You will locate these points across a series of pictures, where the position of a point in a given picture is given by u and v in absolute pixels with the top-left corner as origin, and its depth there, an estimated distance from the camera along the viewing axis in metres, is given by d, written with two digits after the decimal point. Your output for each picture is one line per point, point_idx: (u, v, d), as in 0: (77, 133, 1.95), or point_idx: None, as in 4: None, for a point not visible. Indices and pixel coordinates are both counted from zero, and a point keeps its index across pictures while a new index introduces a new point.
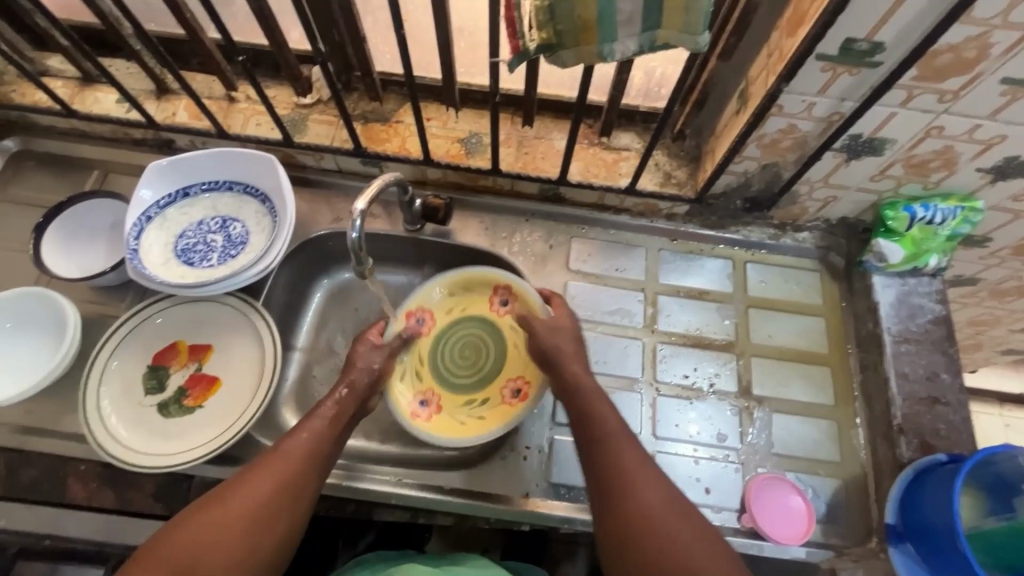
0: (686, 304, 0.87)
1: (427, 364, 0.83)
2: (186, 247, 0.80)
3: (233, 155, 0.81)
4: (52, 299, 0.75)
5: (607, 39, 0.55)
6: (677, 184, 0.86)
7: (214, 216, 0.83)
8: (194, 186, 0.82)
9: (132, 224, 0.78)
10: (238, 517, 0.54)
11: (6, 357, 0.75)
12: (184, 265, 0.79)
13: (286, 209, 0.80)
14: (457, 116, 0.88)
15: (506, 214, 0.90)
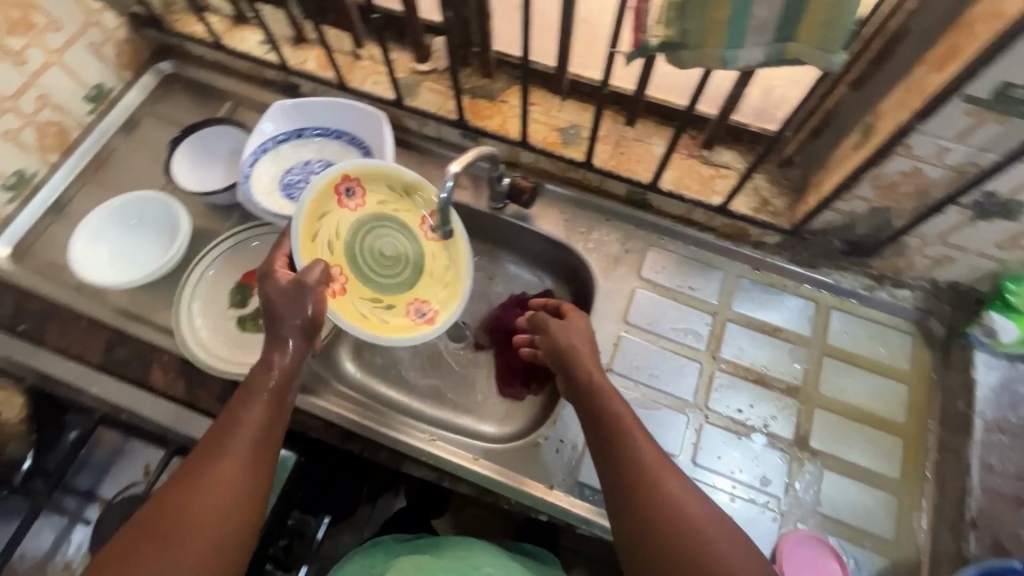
0: (755, 338, 0.83)
1: (343, 239, 0.79)
2: (291, 182, 0.87)
3: (347, 107, 0.86)
4: (171, 208, 0.84)
5: (733, 45, 0.54)
6: (773, 213, 0.82)
7: (320, 159, 0.89)
8: (309, 129, 0.89)
9: (250, 153, 0.85)
10: (237, 465, 0.58)
11: (125, 249, 0.84)
12: (285, 198, 0.86)
13: (384, 164, 0.84)
14: (561, 106, 0.89)
15: (588, 210, 0.90)
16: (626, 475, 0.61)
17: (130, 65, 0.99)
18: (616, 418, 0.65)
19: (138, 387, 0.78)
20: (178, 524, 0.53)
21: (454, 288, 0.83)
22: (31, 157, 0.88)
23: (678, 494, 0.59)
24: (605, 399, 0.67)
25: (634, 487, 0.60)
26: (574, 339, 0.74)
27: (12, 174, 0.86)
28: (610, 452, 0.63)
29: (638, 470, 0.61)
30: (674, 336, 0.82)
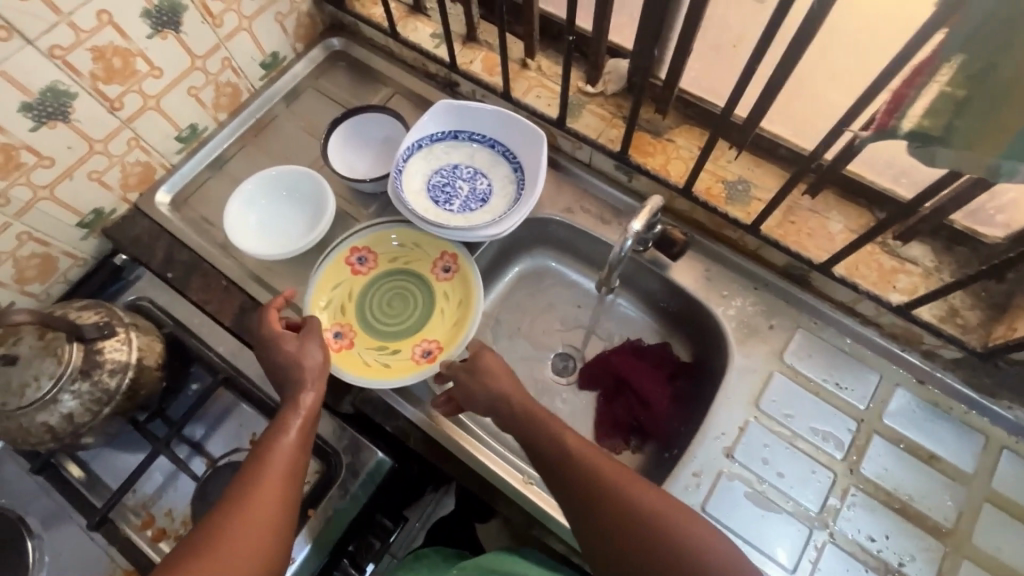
0: (904, 460, 0.73)
1: (352, 301, 0.86)
2: (437, 184, 0.86)
3: (510, 120, 0.84)
4: (322, 188, 0.86)
5: (1015, 157, 0.45)
6: (961, 327, 0.72)
7: (469, 165, 0.88)
8: (465, 133, 0.87)
9: (406, 148, 0.85)
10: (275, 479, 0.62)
11: (271, 218, 0.87)
12: (430, 200, 0.86)
13: (536, 187, 0.82)
14: (733, 157, 0.81)
15: (736, 273, 0.83)
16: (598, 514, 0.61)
17: (305, 37, 1.01)
18: (570, 455, 0.64)
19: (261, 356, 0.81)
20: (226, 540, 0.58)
21: (463, 323, 0.82)
22: (205, 113, 0.92)
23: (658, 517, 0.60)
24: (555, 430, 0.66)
25: (609, 526, 0.60)
26: (491, 364, 0.71)
27: (186, 127, 0.91)
28: (574, 488, 0.63)
29: (614, 505, 0.61)
30: (808, 436, 0.74)
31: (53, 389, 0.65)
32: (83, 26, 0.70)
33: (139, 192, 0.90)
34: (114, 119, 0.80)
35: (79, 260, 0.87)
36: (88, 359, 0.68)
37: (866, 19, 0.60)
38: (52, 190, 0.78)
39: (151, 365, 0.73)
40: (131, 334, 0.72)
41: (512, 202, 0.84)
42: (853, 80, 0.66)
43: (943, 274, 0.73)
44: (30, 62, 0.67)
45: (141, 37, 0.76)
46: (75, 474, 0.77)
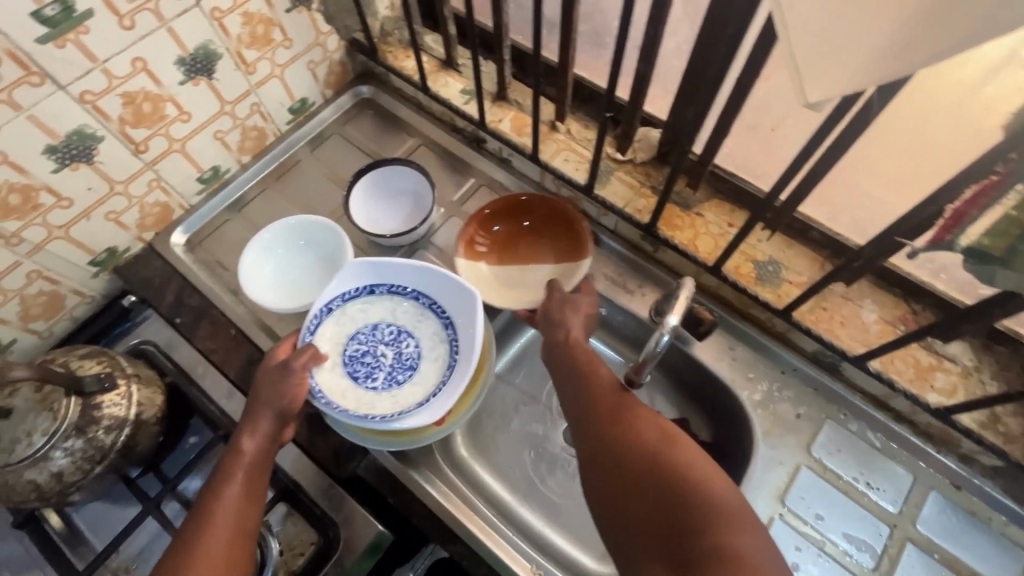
0: (938, 573, 0.68)
1: None
2: (356, 354, 0.77)
3: (426, 269, 0.77)
4: (340, 241, 0.83)
5: None
6: (1003, 435, 0.68)
7: (390, 323, 0.79)
8: (381, 287, 0.79)
9: (314, 317, 0.75)
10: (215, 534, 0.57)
11: (289, 270, 0.85)
12: (348, 379, 0.76)
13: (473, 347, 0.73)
14: (764, 237, 0.79)
15: (762, 355, 0.80)
16: (612, 444, 0.59)
17: (335, 84, 1.01)
18: (603, 381, 0.65)
19: None
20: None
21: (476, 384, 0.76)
22: (229, 156, 0.92)
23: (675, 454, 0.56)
24: (597, 369, 0.66)
25: (619, 441, 0.59)
26: (569, 314, 0.73)
27: (208, 169, 0.90)
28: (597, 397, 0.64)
29: (622, 420, 0.61)
30: (837, 540, 0.70)
31: (45, 446, 0.62)
32: (117, 73, 0.69)
33: (155, 232, 0.89)
34: (139, 161, 0.79)
35: (87, 298, 0.85)
36: (85, 414, 0.65)
37: (915, 117, 0.58)
38: (67, 230, 0.76)
39: (150, 420, 0.70)
40: (131, 387, 0.69)
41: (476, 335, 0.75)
42: (895, 174, 0.64)
43: (984, 375, 0.70)
44: (60, 107, 0.67)
45: (172, 83, 0.76)
46: (56, 526, 0.73)
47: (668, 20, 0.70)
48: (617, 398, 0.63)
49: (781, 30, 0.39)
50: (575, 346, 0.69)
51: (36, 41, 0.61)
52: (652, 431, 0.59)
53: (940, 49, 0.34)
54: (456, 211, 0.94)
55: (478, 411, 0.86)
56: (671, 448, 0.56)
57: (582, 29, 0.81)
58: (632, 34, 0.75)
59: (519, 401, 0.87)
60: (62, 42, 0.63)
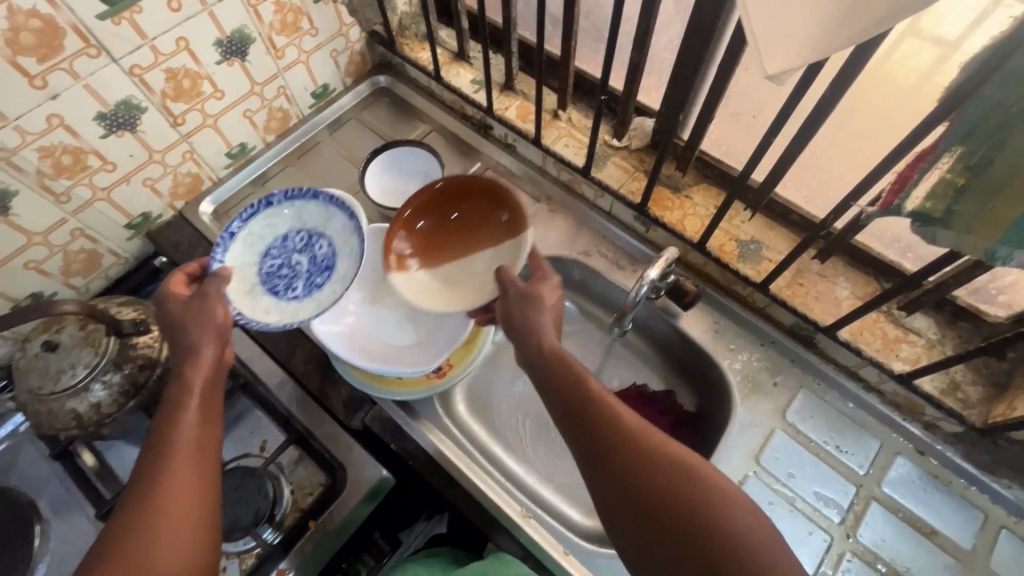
0: (901, 530, 0.73)
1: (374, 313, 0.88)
2: (271, 269, 0.77)
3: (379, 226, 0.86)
4: None
5: (1010, 244, 0.48)
6: (962, 401, 0.73)
7: (299, 229, 0.79)
8: (275, 195, 0.78)
9: (218, 246, 0.74)
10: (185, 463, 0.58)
11: None
12: (268, 294, 0.76)
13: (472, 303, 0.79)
14: (748, 218, 0.86)
15: (742, 328, 0.86)
16: (630, 473, 0.56)
17: (355, 73, 1.09)
18: (606, 404, 0.61)
19: (280, 366, 0.85)
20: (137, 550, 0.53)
21: (475, 343, 0.82)
22: (255, 134, 0.99)
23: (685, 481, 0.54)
24: (590, 384, 0.63)
25: (634, 471, 0.56)
26: (537, 315, 0.68)
27: (236, 145, 0.98)
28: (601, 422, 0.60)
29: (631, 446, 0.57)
30: (807, 497, 0.76)
31: (87, 378, 0.69)
32: (162, 50, 0.77)
33: (185, 201, 0.96)
34: (175, 133, 0.86)
35: (121, 259, 0.92)
36: (122, 352, 0.72)
37: (877, 103, 0.64)
38: (109, 193, 0.84)
39: (177, 364, 0.77)
40: (163, 333, 0.76)
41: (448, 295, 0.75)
42: (863, 158, 0.70)
43: (946, 347, 0.76)
44: (112, 78, 0.74)
45: (210, 62, 0.84)
46: (87, 461, 0.80)
47: (660, 16, 0.77)
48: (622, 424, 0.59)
49: (744, 12, 0.46)
50: (551, 355, 0.66)
51: (97, 17, 0.69)
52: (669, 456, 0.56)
53: (872, 27, 0.41)
54: None
55: (477, 375, 0.92)
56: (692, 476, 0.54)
57: (584, 25, 0.89)
58: (630, 28, 0.82)
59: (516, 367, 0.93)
60: (118, 20, 0.70)
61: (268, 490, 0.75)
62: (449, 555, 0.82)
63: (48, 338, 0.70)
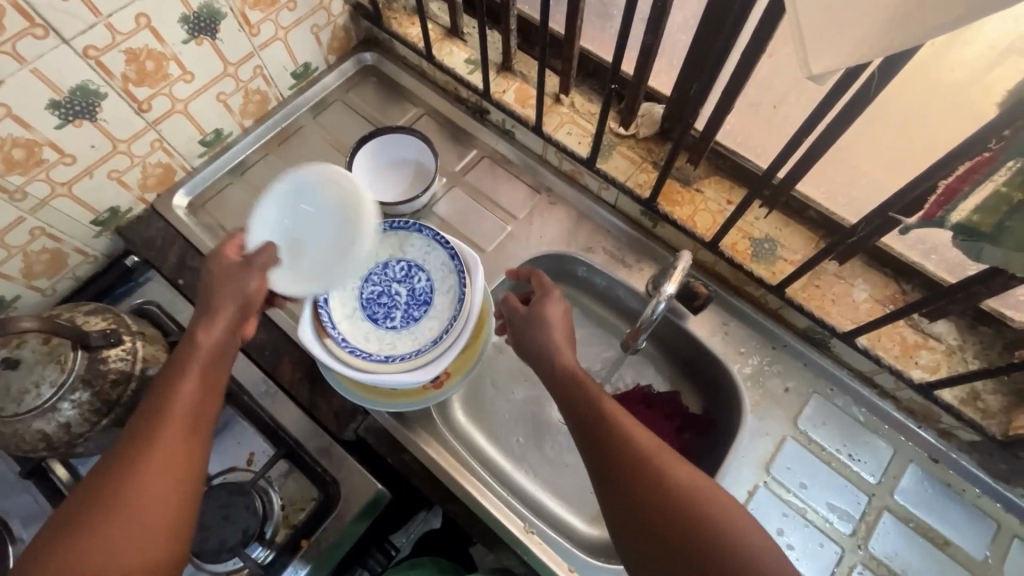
0: (913, 541, 0.72)
1: None
2: (371, 296, 0.77)
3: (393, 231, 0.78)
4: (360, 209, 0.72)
5: None
6: (982, 411, 0.71)
7: (400, 259, 0.78)
8: (383, 225, 0.77)
9: None
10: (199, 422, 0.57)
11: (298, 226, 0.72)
12: (368, 320, 0.76)
13: (474, 302, 0.73)
14: (762, 215, 0.81)
15: (755, 330, 0.82)
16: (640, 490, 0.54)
17: (338, 50, 1.00)
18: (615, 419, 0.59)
19: (266, 374, 0.80)
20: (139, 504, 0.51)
21: (474, 350, 0.77)
22: (231, 119, 0.91)
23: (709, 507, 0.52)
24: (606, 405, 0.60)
25: (643, 489, 0.54)
26: (552, 333, 0.67)
27: (211, 132, 0.90)
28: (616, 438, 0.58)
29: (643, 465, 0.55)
30: (818, 508, 0.74)
31: (53, 398, 0.64)
32: (120, 28, 0.69)
33: (157, 194, 0.89)
34: (141, 120, 0.79)
35: (90, 258, 0.86)
36: (91, 367, 0.66)
37: (914, 97, 0.59)
38: (70, 188, 0.76)
39: (154, 376, 0.72)
40: (136, 343, 0.71)
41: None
42: (892, 156, 0.65)
43: (967, 354, 0.72)
44: (64, 61, 0.66)
45: (176, 41, 0.75)
46: (62, 477, 0.75)
47: None
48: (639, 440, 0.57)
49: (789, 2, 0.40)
50: (569, 376, 0.64)
51: None
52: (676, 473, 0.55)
53: (942, 25, 0.35)
54: (459, 182, 0.95)
55: (477, 379, 0.89)
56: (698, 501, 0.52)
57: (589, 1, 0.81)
58: (641, 6, 0.75)
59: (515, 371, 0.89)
60: None
61: (258, 506, 0.71)
62: (431, 563, 0.80)
63: (7, 354, 0.64)
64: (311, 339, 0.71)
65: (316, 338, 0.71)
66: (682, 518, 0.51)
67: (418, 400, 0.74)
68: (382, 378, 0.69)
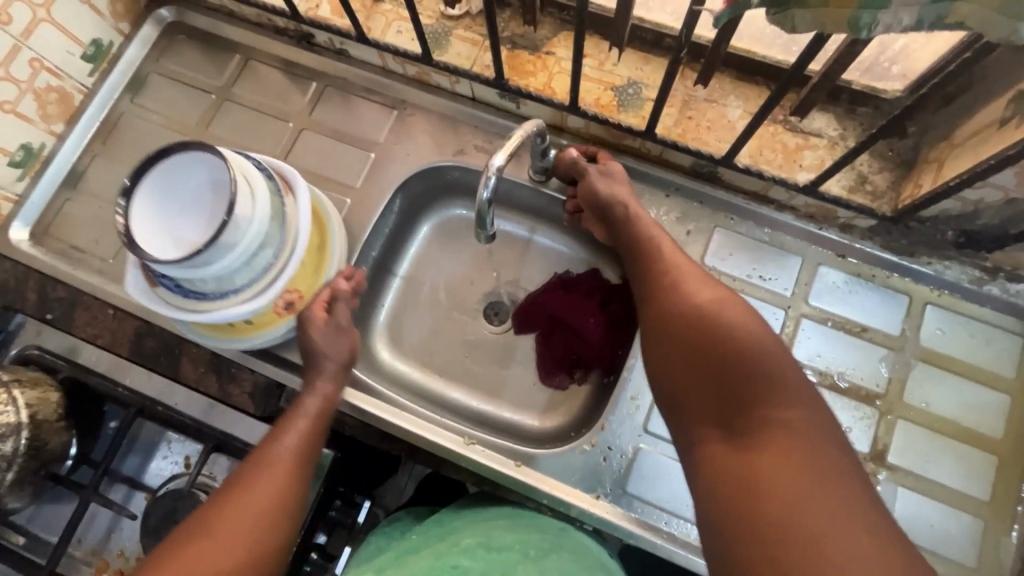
0: (833, 337, 0.73)
1: None
2: (169, 226, 0.64)
3: (170, 166, 0.65)
4: (196, 161, 0.65)
5: (874, 5, 0.39)
6: (870, 194, 0.69)
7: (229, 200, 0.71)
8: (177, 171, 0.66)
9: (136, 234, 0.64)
10: (280, 471, 0.62)
11: (182, 220, 0.65)
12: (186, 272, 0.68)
13: (301, 220, 0.70)
14: (618, 58, 0.75)
15: (648, 184, 0.78)
16: (731, 393, 0.51)
17: (129, 15, 0.88)
18: (724, 318, 0.54)
19: (171, 379, 0.77)
20: (244, 511, 0.58)
21: (324, 266, 0.75)
22: (36, 129, 0.81)
23: (777, 392, 0.49)
24: (717, 309, 0.55)
25: (731, 388, 0.51)
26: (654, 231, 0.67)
27: (18, 149, 0.80)
28: (714, 331, 0.54)
29: (750, 373, 0.50)
30: None
31: None
32: None
33: None
34: None
35: None
36: None
37: None
38: None
39: (48, 416, 0.70)
40: (14, 391, 0.68)
41: (258, 222, 0.64)
42: None
43: (849, 141, 0.70)
44: None
45: None
46: (16, 541, 0.73)
47: None
48: (733, 338, 0.52)
49: None
50: (672, 281, 0.61)
51: None
52: (792, 394, 0.49)
53: None
54: (306, 123, 0.86)
55: (395, 319, 0.89)
56: (809, 431, 0.47)
57: None
58: None
59: (430, 302, 0.90)
60: None
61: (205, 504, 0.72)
62: (407, 514, 0.72)
63: None
64: (140, 291, 0.68)
65: (151, 294, 0.68)
66: (699, 349, 0.54)
67: (275, 328, 0.73)
68: (219, 317, 0.66)
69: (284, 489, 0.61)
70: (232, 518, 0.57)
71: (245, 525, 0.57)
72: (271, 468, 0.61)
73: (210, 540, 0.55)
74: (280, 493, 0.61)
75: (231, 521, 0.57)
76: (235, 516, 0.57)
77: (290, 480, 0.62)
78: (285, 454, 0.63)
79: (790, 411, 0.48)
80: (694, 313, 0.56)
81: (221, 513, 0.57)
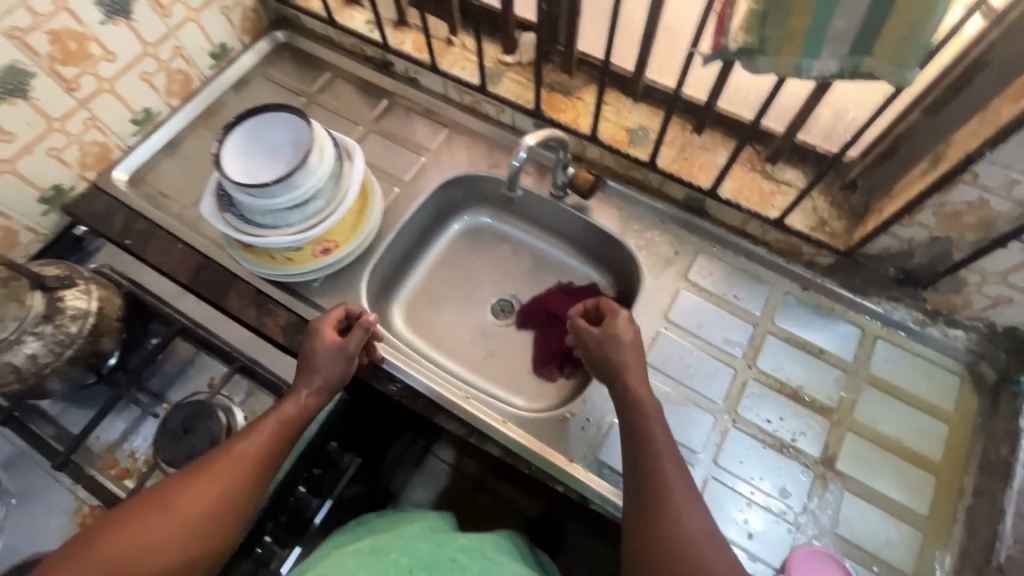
0: (794, 354, 0.83)
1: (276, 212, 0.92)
2: (250, 166, 0.81)
3: (263, 121, 0.82)
4: (285, 123, 0.82)
5: (811, 54, 0.56)
6: (829, 233, 0.83)
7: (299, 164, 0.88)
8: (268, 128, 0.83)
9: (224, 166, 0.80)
10: (263, 441, 0.68)
11: (261, 164, 0.81)
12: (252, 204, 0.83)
13: (353, 182, 0.86)
14: (632, 107, 0.93)
15: (646, 211, 0.93)
16: (655, 531, 0.62)
17: (251, 30, 1.11)
18: (653, 474, 0.65)
19: (216, 307, 0.88)
20: (223, 471, 0.65)
21: (360, 224, 0.90)
22: (158, 99, 1.00)
23: (676, 530, 0.61)
24: (661, 467, 0.65)
25: (658, 521, 0.62)
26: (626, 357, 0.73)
27: (141, 110, 0.99)
28: (642, 493, 0.64)
29: (660, 528, 0.62)
30: (716, 341, 0.84)
31: (16, 332, 0.72)
32: (40, 10, 0.77)
33: (97, 172, 0.97)
34: (71, 99, 0.86)
35: (41, 237, 0.92)
36: (50, 305, 0.76)
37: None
38: (15, 164, 0.84)
39: (111, 314, 0.81)
40: (90, 286, 0.80)
41: (321, 173, 0.80)
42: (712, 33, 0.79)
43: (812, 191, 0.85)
44: None
45: (93, 22, 0.84)
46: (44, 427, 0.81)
47: None
48: (649, 520, 0.63)
49: None
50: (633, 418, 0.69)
51: None
52: (688, 533, 0.61)
53: None
54: (373, 128, 1.05)
55: (414, 299, 1.01)
56: (694, 554, 0.60)
57: None
58: None
59: (447, 288, 1.02)
60: None
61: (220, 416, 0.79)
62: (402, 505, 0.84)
63: None
64: (212, 213, 0.83)
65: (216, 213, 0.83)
66: (654, 484, 0.64)
67: (308, 266, 0.88)
68: (265, 242, 0.81)
69: (261, 456, 0.67)
70: (216, 470, 0.65)
71: (226, 481, 0.64)
72: (251, 439, 0.68)
73: (192, 488, 0.63)
74: (262, 462, 0.67)
75: (213, 473, 0.64)
76: (216, 474, 0.64)
77: (271, 451, 0.68)
78: (270, 432, 0.69)
79: (683, 540, 0.61)
80: (637, 479, 0.66)
81: (210, 464, 0.65)
